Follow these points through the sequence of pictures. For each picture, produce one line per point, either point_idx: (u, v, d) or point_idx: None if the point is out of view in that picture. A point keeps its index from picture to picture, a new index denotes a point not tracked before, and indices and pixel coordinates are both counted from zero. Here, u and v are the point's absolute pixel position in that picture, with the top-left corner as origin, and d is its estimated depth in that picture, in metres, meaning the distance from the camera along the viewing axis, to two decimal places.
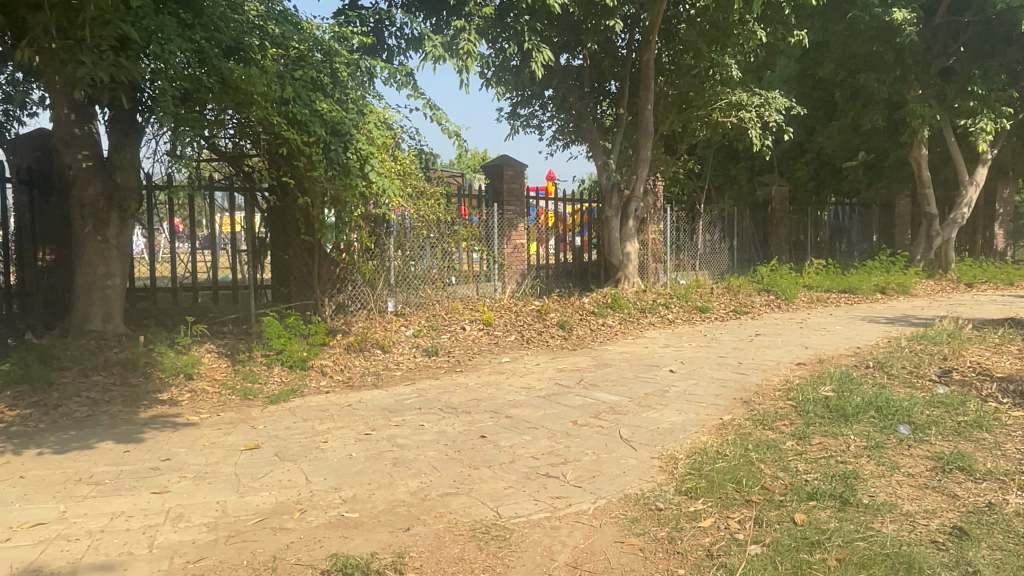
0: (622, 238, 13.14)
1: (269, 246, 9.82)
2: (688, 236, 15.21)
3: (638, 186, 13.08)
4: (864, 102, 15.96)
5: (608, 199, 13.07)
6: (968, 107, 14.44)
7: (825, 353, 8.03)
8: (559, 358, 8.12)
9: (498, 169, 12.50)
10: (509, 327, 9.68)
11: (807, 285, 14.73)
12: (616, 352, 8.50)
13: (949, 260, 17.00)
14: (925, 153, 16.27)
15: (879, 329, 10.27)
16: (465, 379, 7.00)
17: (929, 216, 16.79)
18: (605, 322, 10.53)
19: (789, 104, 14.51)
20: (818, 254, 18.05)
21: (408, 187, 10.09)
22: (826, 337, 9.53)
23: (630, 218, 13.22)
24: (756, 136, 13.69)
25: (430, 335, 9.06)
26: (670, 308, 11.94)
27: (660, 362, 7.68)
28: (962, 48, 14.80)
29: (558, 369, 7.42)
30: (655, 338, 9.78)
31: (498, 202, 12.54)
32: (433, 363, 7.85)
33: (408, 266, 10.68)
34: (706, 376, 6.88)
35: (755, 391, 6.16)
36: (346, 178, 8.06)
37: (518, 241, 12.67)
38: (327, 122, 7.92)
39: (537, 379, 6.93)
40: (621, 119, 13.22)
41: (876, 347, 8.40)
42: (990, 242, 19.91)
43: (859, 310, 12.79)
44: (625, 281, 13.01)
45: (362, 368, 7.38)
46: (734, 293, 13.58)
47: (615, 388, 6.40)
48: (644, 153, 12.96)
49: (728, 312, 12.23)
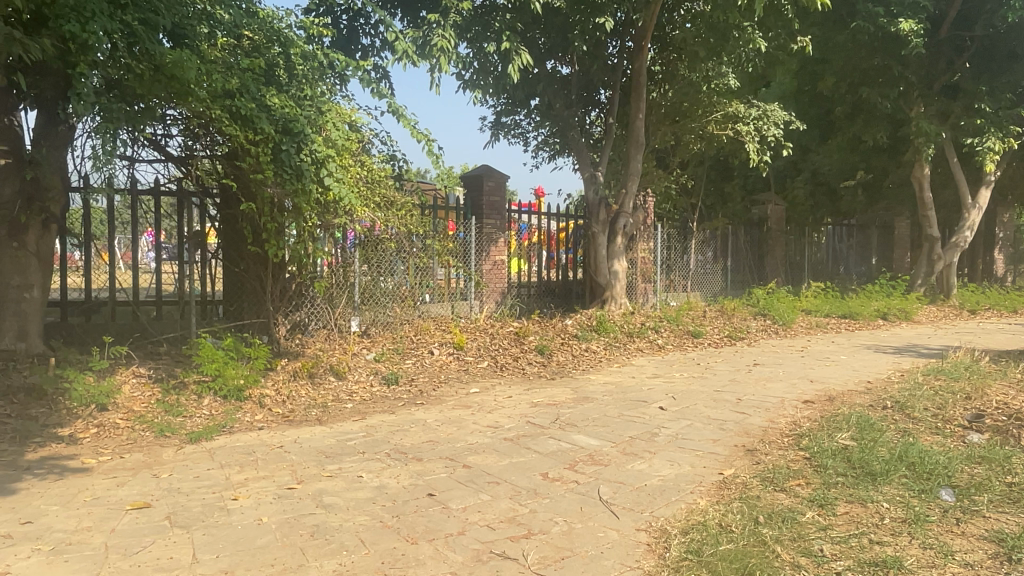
0: (609, 256, 12.26)
1: (220, 257, 8.81)
2: (680, 255, 14.38)
3: (628, 201, 12.25)
4: (865, 119, 15.24)
5: (595, 214, 12.21)
6: (974, 125, 13.70)
7: (833, 389, 7.14)
8: (535, 390, 7.19)
9: (478, 180, 11.63)
10: (482, 351, 8.76)
11: (805, 310, 13.92)
12: (599, 383, 7.59)
13: (952, 285, 16.24)
14: (927, 174, 15.56)
15: (887, 360, 9.42)
16: (423, 415, 6.07)
17: (931, 239, 16.05)
18: (589, 348, 9.63)
19: (788, 118, 13.73)
20: (816, 276, 17.27)
21: (376, 197, 9.21)
22: (831, 369, 8.64)
23: (618, 234, 12.33)
24: (753, 150, 12.90)
25: (393, 359, 8.13)
26: (660, 332, 11.06)
27: (648, 397, 6.77)
28: (968, 64, 14.12)
29: (532, 404, 6.50)
30: (643, 366, 8.88)
31: (478, 215, 11.64)
32: (391, 393, 6.91)
33: (376, 283, 9.81)
34: (700, 416, 5.97)
35: (759, 437, 5.26)
36: (300, 182, 7.21)
37: (498, 258, 11.77)
38: (277, 119, 7.04)
39: (507, 416, 6.00)
40: (611, 129, 12.37)
41: (890, 382, 7.52)
42: (991, 268, 19.18)
43: (862, 337, 11.97)
44: (613, 302, 12.14)
45: (308, 400, 6.43)
46: (729, 316, 12.73)
47: (595, 430, 5.48)
48: (634, 165, 12.15)
49: (722, 337, 11.36)
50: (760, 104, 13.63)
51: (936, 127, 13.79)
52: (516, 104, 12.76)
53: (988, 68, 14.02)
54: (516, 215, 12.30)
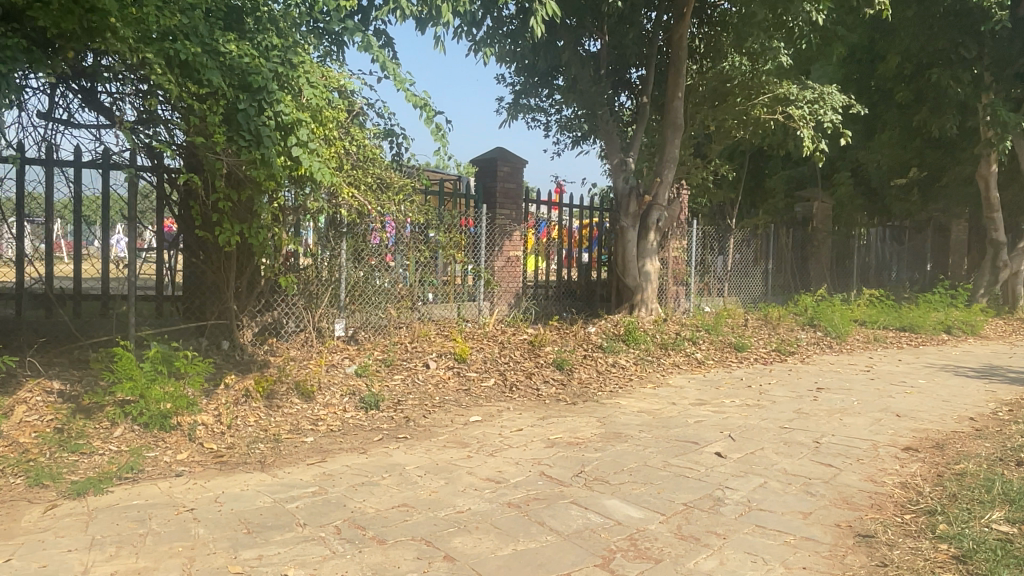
0: (640, 255, 10.71)
1: (181, 248, 7.24)
2: (716, 255, 12.78)
3: (664, 191, 10.65)
4: (930, 106, 13.54)
5: (625, 205, 10.64)
6: None
7: (936, 430, 5.54)
8: (550, 421, 5.68)
9: (492, 164, 10.14)
10: (487, 365, 7.24)
11: (859, 321, 12.28)
12: (632, 413, 6.06)
13: (1019, 297, 14.31)
14: (995, 171, 13.86)
15: (976, 385, 7.78)
16: (402, 458, 4.58)
17: (998, 244, 14.26)
18: (616, 363, 8.07)
19: (848, 102, 11.87)
20: (864, 282, 15.58)
21: (367, 177, 7.76)
22: (914, 398, 7.04)
23: (651, 230, 10.75)
24: (808, 136, 11.05)
25: (379, 372, 6.65)
26: (698, 344, 9.48)
27: (699, 437, 5.22)
28: None
29: (547, 443, 5.00)
30: (684, 389, 7.32)
31: (489, 205, 10.14)
32: (368, 423, 5.41)
33: (372, 279, 8.41)
34: (774, 473, 4.42)
35: (869, 513, 3.71)
36: (258, 151, 5.71)
37: (512, 253, 10.28)
38: (232, 70, 5.57)
39: (512, 462, 4.50)
40: (643, 109, 10.81)
41: (1002, 420, 5.92)
42: None
43: (931, 355, 10.33)
44: (642, 307, 10.58)
45: (254, 432, 4.95)
46: (774, 327, 11.15)
47: (633, 493, 3.97)
48: (671, 151, 10.58)
49: (769, 352, 9.78)
50: (817, 86, 11.73)
51: (1016, 116, 11.99)
52: (537, 81, 11.24)
53: None
54: (533, 209, 10.77)
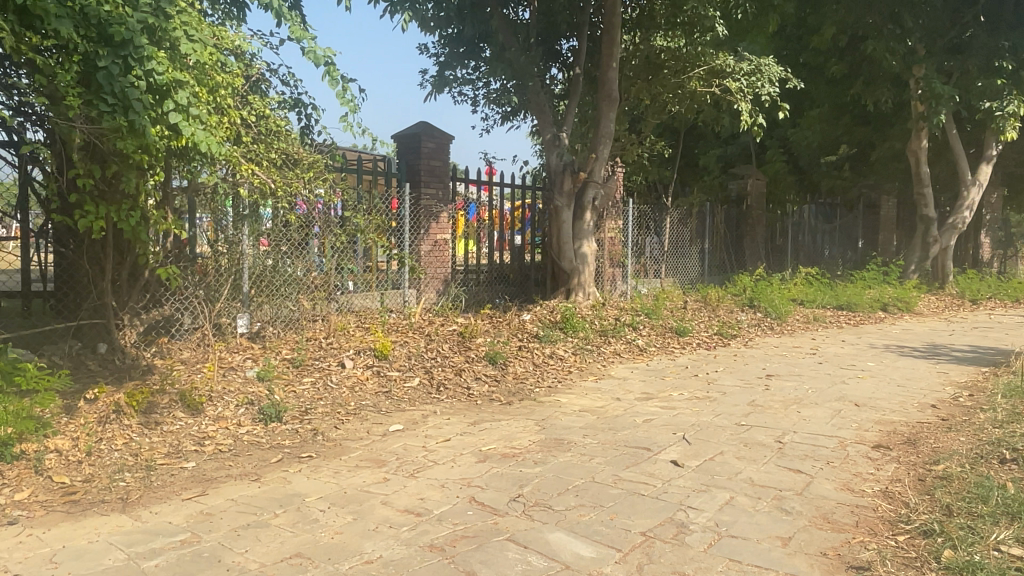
0: (575, 236, 10.06)
1: (50, 238, 6.15)
2: (652, 235, 12.32)
3: (600, 168, 10.00)
4: (863, 81, 13.35)
5: (559, 183, 9.92)
6: (992, 86, 11.82)
7: (900, 422, 5.09)
8: (482, 428, 4.97)
9: (415, 139, 9.38)
10: (412, 362, 6.46)
11: (798, 300, 11.99)
12: (574, 413, 5.41)
13: (947, 272, 14.48)
14: (925, 147, 13.82)
15: (927, 366, 7.45)
16: (302, 486, 3.79)
17: (927, 219, 14.28)
18: (553, 354, 7.42)
19: (785, 75, 11.41)
20: (800, 261, 15.25)
21: (269, 154, 6.89)
22: (869, 382, 6.63)
23: (587, 210, 10.09)
24: (744, 110, 10.55)
25: (286, 376, 5.80)
26: (639, 330, 8.93)
27: (651, 442, 4.61)
28: (983, 17, 12.18)
29: (479, 457, 4.29)
30: (627, 381, 6.72)
31: (414, 184, 9.36)
32: (267, 439, 4.58)
33: (283, 265, 7.53)
34: (740, 486, 3.82)
35: (858, 536, 3.15)
36: (127, 118, 4.76)
37: (439, 237, 9.51)
38: (88, 19, 4.58)
39: (436, 486, 3.77)
40: (576, 81, 10.16)
41: (964, 407, 5.54)
42: (978, 255, 17.27)
43: (871, 334, 10.07)
44: (580, 292, 9.96)
45: (121, 460, 4.08)
46: (714, 308, 10.72)
47: (581, 522, 3.30)
48: (606, 125, 9.96)
49: (712, 335, 9.32)
50: (753, 57, 11.20)
51: (949, 89, 11.86)
52: (462, 52, 10.41)
53: (1008, 22, 12.05)
54: (461, 190, 10.02)
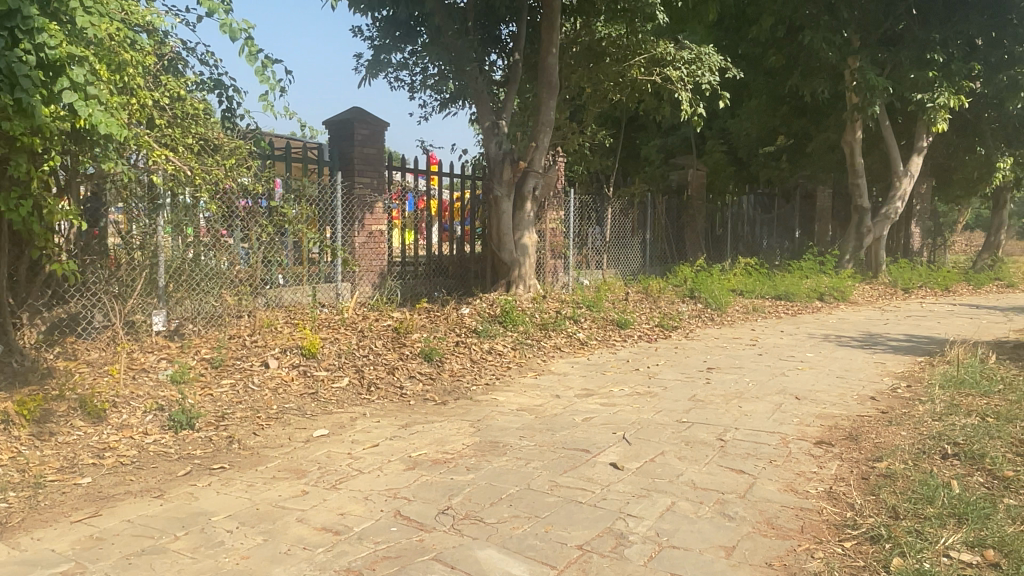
0: (515, 227, 9.83)
1: None
2: (594, 226, 12.18)
3: (540, 157, 9.78)
4: (800, 72, 13.46)
5: (498, 172, 9.64)
6: (924, 78, 12.03)
7: (841, 417, 5.02)
8: (413, 431, 4.69)
9: (348, 126, 8.98)
10: (342, 360, 6.11)
11: (738, 291, 12.03)
12: (511, 412, 5.17)
13: (880, 262, 14.78)
14: (859, 138, 14.05)
15: (864, 357, 7.47)
16: (210, 504, 3.45)
17: (861, 210, 14.54)
18: (492, 349, 7.16)
19: (725, 64, 11.36)
20: (740, 251, 15.33)
21: (186, 139, 6.41)
22: (808, 374, 6.59)
23: (527, 200, 9.85)
24: (684, 99, 10.46)
25: (202, 378, 5.39)
26: (580, 323, 8.75)
27: (591, 443, 4.41)
28: (914, 10, 12.42)
29: (408, 464, 4.01)
30: (567, 377, 6.52)
31: (347, 173, 8.97)
32: (176, 450, 4.20)
33: (203, 259, 7.06)
34: (681, 489, 3.65)
35: (803, 544, 3.00)
36: (13, 96, 4.26)
37: (374, 228, 9.13)
38: None
39: (359, 499, 3.47)
40: (514, 68, 9.90)
41: (902, 399, 5.51)
42: (907, 245, 17.74)
43: (809, 324, 10.14)
44: (520, 284, 9.72)
45: (5, 477, 3.66)
46: (655, 300, 10.64)
47: (515, 536, 3.06)
48: (546, 113, 9.73)
49: (653, 328, 9.22)
50: (693, 46, 11.11)
51: (883, 81, 12.05)
52: (399, 36, 10.02)
53: (938, 16, 12.30)
54: (397, 178, 9.68)
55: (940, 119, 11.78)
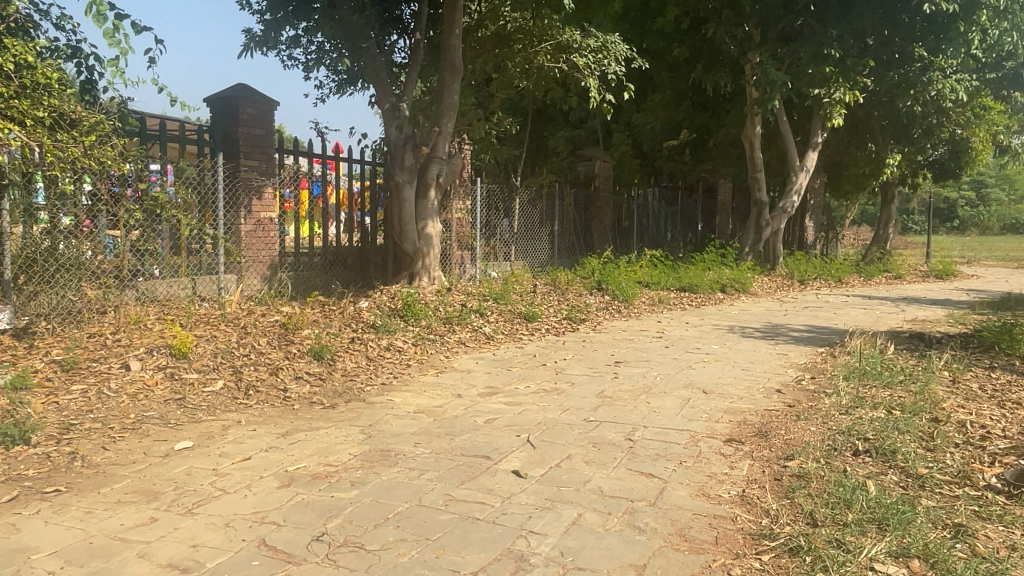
0: (418, 215, 9.34)
1: None
2: (500, 216, 11.84)
3: (444, 143, 9.32)
4: (704, 64, 13.55)
5: (399, 157, 9.13)
6: (822, 74, 12.30)
7: (750, 411, 4.86)
8: (292, 442, 4.23)
9: (232, 104, 8.30)
10: (218, 361, 5.56)
11: (644, 283, 11.97)
12: (406, 415, 4.75)
13: (779, 254, 15.11)
14: (759, 133, 14.30)
15: (768, 348, 7.43)
16: (34, 539, 2.92)
17: (761, 203, 14.83)
18: (390, 345, 6.70)
19: (631, 54, 11.23)
20: (647, 244, 15.17)
21: (36, 111, 5.63)
22: (715, 367, 6.46)
23: (431, 186, 9.37)
24: (591, 88, 10.24)
25: (49, 387, 4.76)
26: (486, 316, 8.38)
27: (491, 447, 4.05)
28: (812, 7, 12.68)
29: (282, 481, 3.59)
30: (471, 374, 6.15)
31: (232, 154, 8.26)
32: (3, 470, 3.65)
33: (61, 248, 6.29)
34: (588, 498, 3.33)
35: (720, 558, 2.74)
36: None
37: (264, 215, 8.49)
38: None
39: (217, 527, 3.03)
40: (416, 48, 9.44)
41: (809, 391, 5.42)
42: (804, 237, 18.30)
43: (713, 315, 10.14)
44: (424, 276, 9.24)
45: None
46: (563, 292, 10.40)
47: (399, 565, 2.67)
48: (450, 96, 9.29)
49: (560, 320, 8.96)
50: (600, 34, 10.91)
51: (782, 76, 12.26)
52: (291, 11, 9.37)
53: (834, 13, 12.61)
54: (289, 163, 9.01)
55: (836, 114, 12.33)
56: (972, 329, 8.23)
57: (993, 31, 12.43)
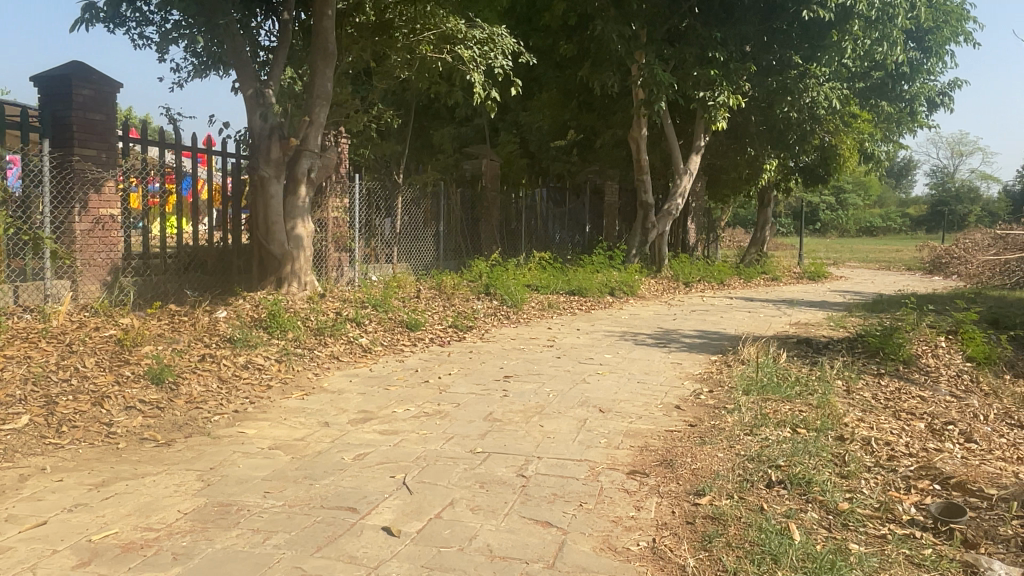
0: (287, 214, 8.47)
1: None
2: (381, 216, 11.07)
3: (315, 134, 8.50)
4: (592, 63, 13.31)
5: (264, 150, 8.22)
6: (707, 77, 12.33)
7: (651, 433, 4.43)
8: (108, 497, 3.41)
9: (63, 83, 7.15)
10: (27, 390, 4.59)
11: (533, 287, 11.54)
12: (258, 454, 3.99)
13: (664, 256, 15.13)
14: (645, 135, 14.23)
15: (661, 357, 7.10)
16: None
17: (646, 205, 14.78)
18: (249, 363, 5.87)
19: (519, 48, 10.75)
20: (535, 246, 14.81)
21: None
22: (611, 379, 6.04)
23: (301, 182, 8.52)
24: (477, 81, 9.64)
25: None
26: (364, 326, 7.63)
27: (358, 493, 3.39)
28: (697, 9, 12.72)
29: (81, 557, 2.80)
30: (341, 395, 5.43)
31: (64, 142, 7.11)
32: None
33: None
34: (473, 563, 2.74)
35: None
36: None
37: (104, 212, 7.34)
38: None
39: None
40: (284, 29, 8.56)
41: (710, 407, 5.06)
42: (686, 239, 18.54)
43: (603, 320, 9.82)
44: (293, 280, 8.38)
45: None
46: (448, 297, 9.77)
47: None
48: (322, 83, 8.48)
49: (446, 328, 8.34)
50: (486, 26, 10.36)
51: (669, 77, 12.18)
52: None
53: (717, 16, 12.70)
54: (135, 150, 7.87)
55: (719, 117, 12.35)
56: (855, 333, 8.28)
57: (864, 41, 12.89)
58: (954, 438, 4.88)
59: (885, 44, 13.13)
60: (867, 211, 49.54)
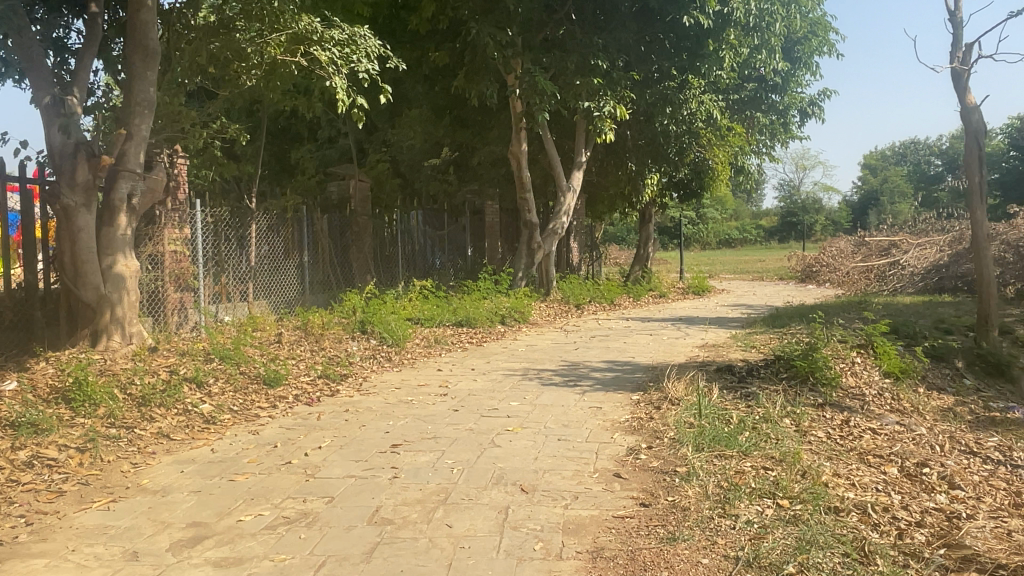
0: (103, 250, 6.77)
1: None
2: (231, 247, 9.43)
3: (136, 150, 6.89)
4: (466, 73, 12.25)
5: (67, 171, 6.52)
6: (590, 86, 11.58)
7: (598, 527, 3.30)
8: None
9: None
10: None
11: (416, 320, 10.25)
12: None
13: (551, 277, 14.23)
14: (524, 150, 13.28)
15: (575, 401, 6.02)
16: None
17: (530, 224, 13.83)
18: (35, 461, 4.25)
19: (385, 52, 9.42)
20: (413, 272, 13.47)
21: None
22: (525, 438, 4.88)
23: (119, 210, 6.84)
24: (338, 87, 8.21)
25: None
26: (209, 388, 6.08)
27: None
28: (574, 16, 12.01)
29: None
30: (170, 494, 3.96)
31: None
32: None
33: None
34: None
35: None
36: None
37: None
38: None
39: None
40: (92, 25, 6.93)
41: (659, 474, 4.00)
42: (570, 258, 17.81)
43: (498, 355, 8.69)
44: (115, 333, 6.66)
45: None
46: (317, 340, 8.30)
47: None
48: (143, 89, 6.88)
49: (315, 381, 6.89)
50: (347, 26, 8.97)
51: (550, 86, 11.32)
52: None
53: (595, 24, 12.04)
54: None
55: (606, 129, 11.60)
56: (773, 354, 7.58)
57: (741, 49, 12.71)
58: (940, 487, 4.09)
59: (764, 51, 13.41)
60: (726, 225, 51.80)
